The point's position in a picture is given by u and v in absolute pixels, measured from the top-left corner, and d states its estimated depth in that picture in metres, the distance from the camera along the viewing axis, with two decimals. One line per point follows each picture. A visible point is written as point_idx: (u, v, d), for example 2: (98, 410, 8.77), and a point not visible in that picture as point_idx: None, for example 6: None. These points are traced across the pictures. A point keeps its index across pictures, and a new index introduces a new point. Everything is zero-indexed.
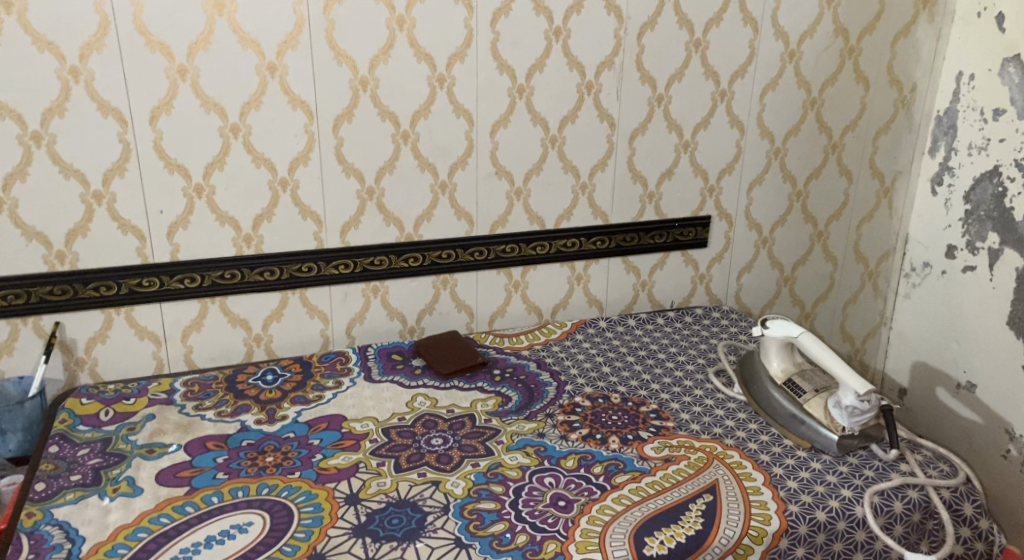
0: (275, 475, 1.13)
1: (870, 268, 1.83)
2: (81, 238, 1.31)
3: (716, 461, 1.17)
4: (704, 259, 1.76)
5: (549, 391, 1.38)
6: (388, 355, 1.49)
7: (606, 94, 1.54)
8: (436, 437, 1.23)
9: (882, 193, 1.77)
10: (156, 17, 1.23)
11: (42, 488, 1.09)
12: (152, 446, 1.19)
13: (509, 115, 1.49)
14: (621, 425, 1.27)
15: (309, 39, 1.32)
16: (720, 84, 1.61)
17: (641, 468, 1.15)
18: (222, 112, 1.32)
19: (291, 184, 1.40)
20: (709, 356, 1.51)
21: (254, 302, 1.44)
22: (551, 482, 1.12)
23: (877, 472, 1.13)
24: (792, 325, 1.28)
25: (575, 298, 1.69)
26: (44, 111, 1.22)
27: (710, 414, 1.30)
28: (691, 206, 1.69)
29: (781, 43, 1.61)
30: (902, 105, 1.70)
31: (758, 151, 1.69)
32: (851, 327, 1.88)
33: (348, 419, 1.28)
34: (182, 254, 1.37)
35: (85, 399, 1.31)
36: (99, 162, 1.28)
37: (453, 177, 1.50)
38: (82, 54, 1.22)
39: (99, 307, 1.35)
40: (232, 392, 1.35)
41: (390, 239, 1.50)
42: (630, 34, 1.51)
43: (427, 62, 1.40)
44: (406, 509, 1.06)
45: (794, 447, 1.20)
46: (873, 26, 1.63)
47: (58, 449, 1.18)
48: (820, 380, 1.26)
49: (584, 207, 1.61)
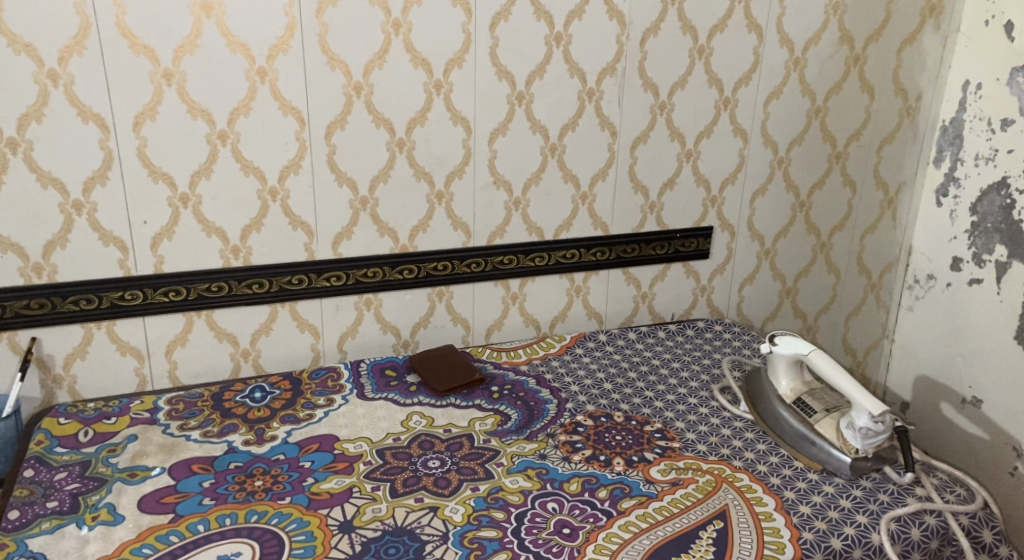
0: (264, 501, 1.08)
1: (873, 280, 1.80)
2: (59, 250, 1.24)
3: (725, 485, 1.12)
4: (705, 270, 1.72)
5: (549, 409, 1.33)
6: (382, 371, 1.44)
7: (608, 101, 1.49)
8: (433, 459, 1.18)
9: (886, 204, 1.74)
10: (141, 21, 1.18)
11: (16, 516, 1.02)
12: (134, 470, 1.13)
13: (508, 123, 1.44)
14: (625, 446, 1.22)
15: (301, 42, 1.27)
16: (723, 92, 1.57)
17: (647, 493, 1.10)
18: (209, 119, 1.26)
19: (281, 194, 1.34)
20: (713, 372, 1.47)
21: (241, 315, 1.39)
22: (555, 507, 1.07)
23: (892, 498, 1.09)
24: (801, 342, 1.24)
25: (574, 310, 1.64)
26: (20, 117, 1.16)
27: (717, 434, 1.26)
28: (693, 216, 1.65)
29: (786, 51, 1.58)
30: (907, 114, 1.67)
31: (761, 160, 1.65)
32: (853, 340, 1.86)
33: (341, 440, 1.23)
34: (166, 267, 1.31)
35: (63, 419, 1.24)
36: (78, 170, 1.22)
37: (450, 187, 1.45)
38: (61, 57, 1.16)
39: (78, 322, 1.28)
40: (219, 411, 1.29)
41: (384, 250, 1.44)
42: (633, 40, 1.47)
43: (424, 67, 1.35)
44: (403, 538, 1.00)
45: (805, 470, 1.16)
46: (878, 33, 1.60)
47: (33, 473, 1.11)
48: (831, 399, 1.22)
49: (584, 217, 1.57)
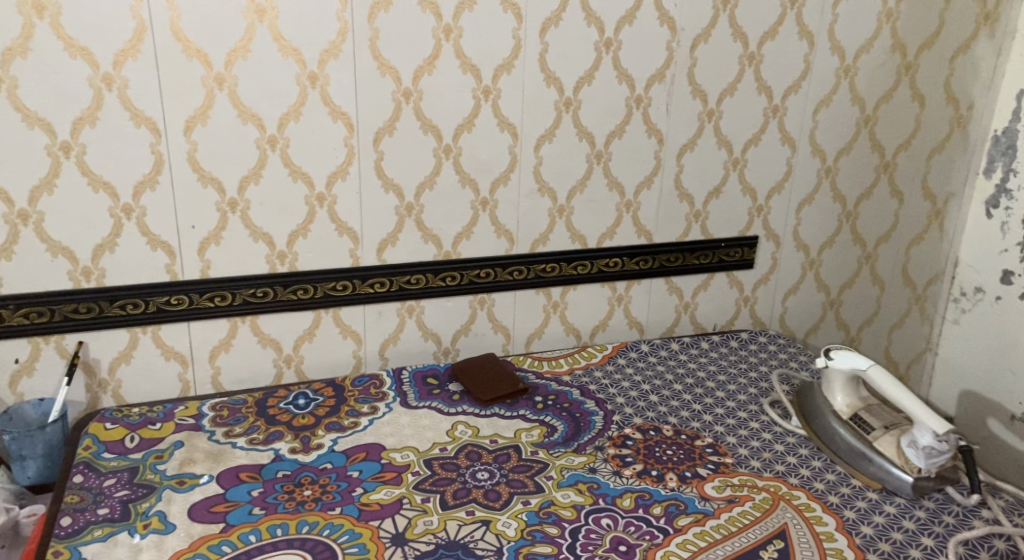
0: (314, 511, 1.06)
1: (918, 292, 1.75)
2: (108, 254, 1.24)
3: (783, 503, 1.10)
4: (749, 280, 1.69)
5: (596, 421, 1.31)
6: (424, 379, 1.42)
7: (656, 108, 1.47)
8: (482, 471, 1.16)
9: (934, 215, 1.70)
10: (194, 24, 1.17)
11: (68, 523, 1.01)
12: (182, 477, 1.12)
13: (555, 129, 1.43)
14: (677, 461, 1.20)
15: (352, 47, 1.26)
16: (773, 100, 1.54)
17: (703, 510, 1.08)
18: (260, 124, 1.25)
19: (328, 199, 1.33)
20: (761, 386, 1.44)
21: (285, 321, 1.37)
22: (609, 524, 1.05)
23: (957, 520, 1.07)
24: (859, 357, 1.21)
25: (615, 319, 1.62)
26: (74, 120, 1.16)
27: (771, 450, 1.24)
28: (738, 225, 1.63)
29: (836, 59, 1.55)
30: (957, 124, 1.63)
31: (809, 169, 1.63)
32: (895, 353, 1.80)
33: (387, 449, 1.21)
34: (212, 272, 1.30)
35: (109, 424, 1.24)
36: (129, 174, 1.21)
37: (495, 194, 1.43)
38: (116, 61, 1.15)
39: (124, 326, 1.28)
40: (264, 418, 1.28)
41: (427, 257, 1.43)
42: (683, 46, 1.45)
43: (473, 73, 1.34)
44: (458, 553, 0.99)
45: (864, 488, 1.14)
46: (931, 41, 1.57)
47: (82, 479, 1.10)
48: (889, 417, 1.20)
49: (628, 226, 1.55)
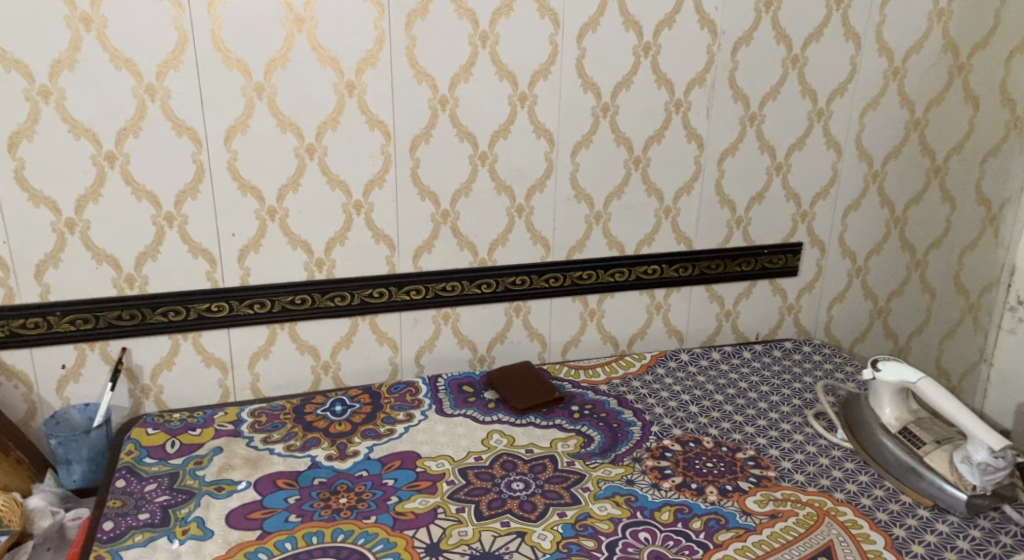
0: (349, 519, 1.06)
1: (971, 301, 1.62)
2: (151, 261, 1.26)
3: (828, 519, 1.06)
4: (793, 288, 1.65)
5: (634, 432, 1.28)
6: (459, 387, 1.41)
7: (696, 113, 1.45)
8: (517, 481, 1.15)
9: (988, 220, 1.56)
10: (234, 34, 1.18)
11: (110, 527, 1.03)
12: (220, 483, 1.13)
13: (592, 135, 1.41)
14: (718, 474, 1.17)
15: (389, 56, 1.26)
16: (817, 103, 1.50)
17: (745, 525, 1.05)
18: (298, 132, 1.26)
19: (365, 207, 1.34)
20: (806, 397, 1.40)
21: (323, 328, 1.38)
22: (647, 537, 1.03)
23: (1015, 540, 1.02)
24: (907, 370, 1.17)
25: (653, 327, 1.59)
26: (119, 131, 1.18)
27: (815, 463, 1.20)
28: (781, 231, 1.59)
29: (884, 60, 1.51)
30: (1015, 125, 1.48)
31: (855, 173, 1.58)
32: (947, 362, 1.69)
33: (423, 457, 1.21)
34: (252, 278, 1.32)
35: (151, 429, 1.25)
36: (170, 183, 1.23)
37: (531, 201, 1.42)
38: (159, 72, 1.17)
39: (166, 333, 1.30)
40: (301, 425, 1.29)
41: (463, 264, 1.42)
42: (724, 49, 1.42)
43: (509, 80, 1.33)
44: None
45: (914, 505, 1.09)
46: (985, 41, 1.50)
47: (125, 483, 1.12)
48: (940, 431, 1.15)
49: (667, 232, 1.52)
